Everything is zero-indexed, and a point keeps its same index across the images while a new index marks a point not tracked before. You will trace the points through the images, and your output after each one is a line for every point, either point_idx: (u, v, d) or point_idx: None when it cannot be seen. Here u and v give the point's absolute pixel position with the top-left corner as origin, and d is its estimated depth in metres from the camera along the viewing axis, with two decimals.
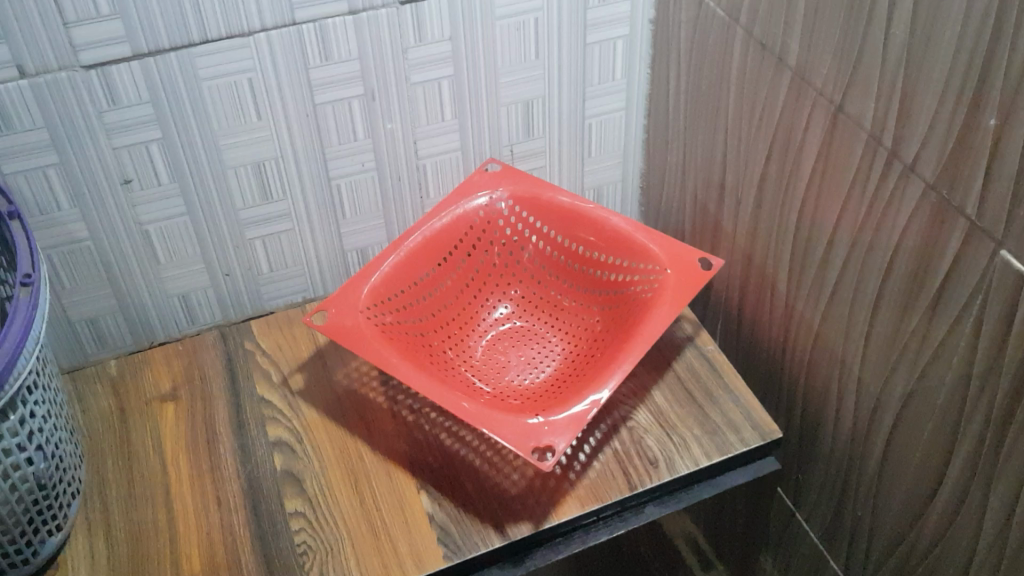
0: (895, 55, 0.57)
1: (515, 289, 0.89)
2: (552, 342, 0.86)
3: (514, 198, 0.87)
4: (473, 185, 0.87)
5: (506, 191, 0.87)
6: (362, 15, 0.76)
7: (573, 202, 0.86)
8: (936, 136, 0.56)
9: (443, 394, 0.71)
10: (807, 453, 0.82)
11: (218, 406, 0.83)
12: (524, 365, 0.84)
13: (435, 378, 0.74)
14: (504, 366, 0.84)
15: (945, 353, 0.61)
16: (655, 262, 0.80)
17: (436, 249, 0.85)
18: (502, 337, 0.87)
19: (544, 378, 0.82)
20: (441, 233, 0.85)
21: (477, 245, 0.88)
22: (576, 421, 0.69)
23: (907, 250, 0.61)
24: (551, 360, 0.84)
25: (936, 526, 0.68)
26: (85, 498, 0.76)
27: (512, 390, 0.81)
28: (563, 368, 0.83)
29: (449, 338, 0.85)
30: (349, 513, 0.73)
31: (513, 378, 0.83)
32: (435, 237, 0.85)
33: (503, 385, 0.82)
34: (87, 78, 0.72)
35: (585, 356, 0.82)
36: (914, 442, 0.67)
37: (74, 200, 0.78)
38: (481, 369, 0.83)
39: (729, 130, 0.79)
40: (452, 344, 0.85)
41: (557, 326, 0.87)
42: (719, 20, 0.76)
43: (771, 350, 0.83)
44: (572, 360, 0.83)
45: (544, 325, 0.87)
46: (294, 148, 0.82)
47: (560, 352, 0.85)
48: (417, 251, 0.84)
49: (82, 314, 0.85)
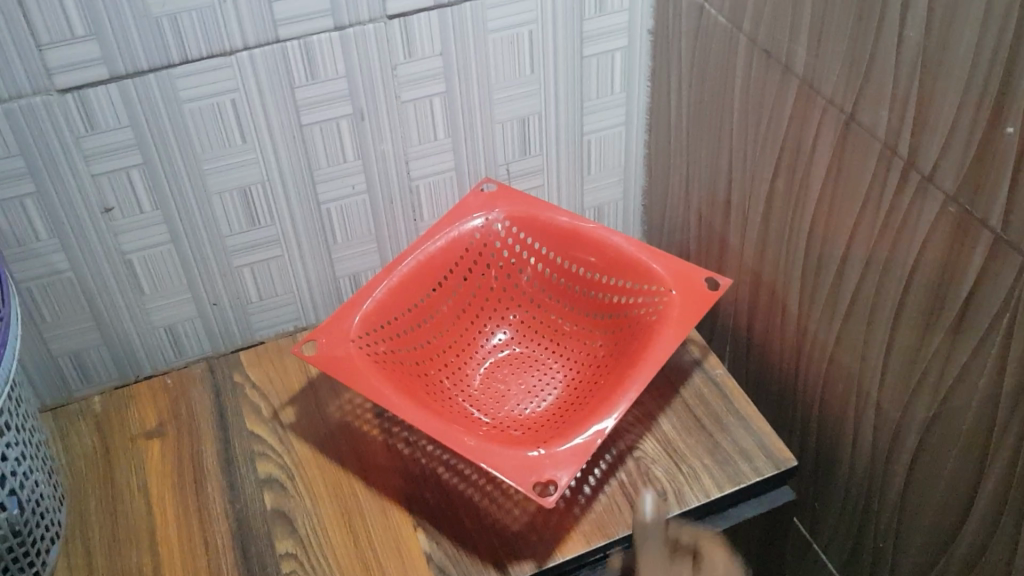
0: (909, 59, 0.54)
1: (513, 315, 0.86)
2: (554, 369, 0.82)
3: (511, 218, 0.84)
4: (468, 205, 0.84)
5: (502, 211, 0.84)
6: (349, 31, 0.73)
7: (573, 222, 0.82)
8: (956, 145, 0.53)
9: (440, 427, 0.68)
10: (823, 481, 0.78)
11: (206, 443, 0.79)
12: (526, 394, 0.80)
13: (432, 410, 0.71)
14: (504, 395, 0.80)
15: (971, 374, 0.57)
16: (659, 283, 0.77)
17: (431, 273, 0.82)
18: (501, 365, 0.83)
19: (546, 407, 0.79)
20: (436, 257, 0.82)
21: (474, 269, 0.84)
22: (580, 455, 0.65)
23: (927, 266, 0.58)
24: (552, 389, 0.81)
25: (964, 557, 0.64)
26: (66, 543, 0.72)
27: (515, 421, 0.77)
28: (565, 396, 0.79)
29: (446, 367, 0.81)
30: (344, 554, 0.70)
31: (514, 407, 0.79)
32: (429, 261, 0.82)
33: (503, 416, 0.78)
34: (62, 103, 0.68)
35: (588, 384, 0.79)
36: (939, 467, 0.63)
37: (52, 230, 0.75)
38: (481, 399, 0.80)
39: (734, 144, 0.76)
40: (448, 372, 0.81)
41: (558, 352, 0.84)
42: (721, 29, 0.73)
43: (783, 372, 0.80)
44: (574, 388, 0.80)
45: (545, 351, 0.84)
46: (281, 171, 0.79)
47: (562, 378, 0.81)
48: (411, 277, 0.81)
49: (64, 348, 0.82)
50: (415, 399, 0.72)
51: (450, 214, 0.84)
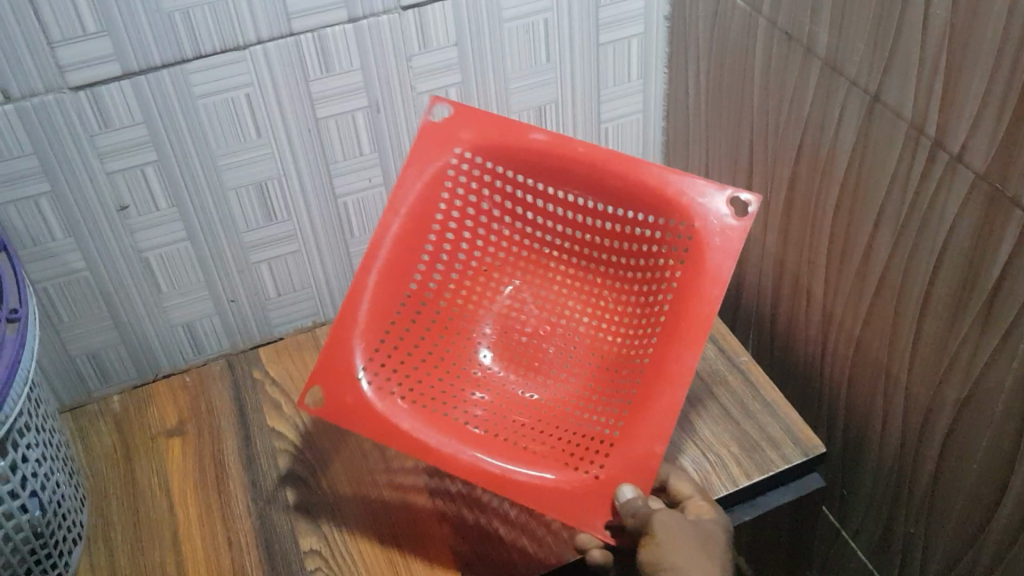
0: (936, 37, 0.53)
1: (510, 243, 0.77)
2: (575, 312, 0.76)
3: (478, 146, 0.71)
4: (434, 153, 0.71)
5: (466, 142, 0.71)
6: (363, 23, 0.72)
7: (552, 139, 0.70)
8: (986, 121, 0.52)
9: (490, 474, 0.64)
10: (852, 468, 0.77)
11: (227, 440, 0.79)
12: (556, 342, 0.77)
13: (465, 434, 0.68)
14: (532, 362, 0.76)
15: (1005, 355, 0.56)
16: (668, 217, 0.68)
17: (410, 251, 0.72)
18: (520, 305, 0.78)
19: (579, 372, 0.74)
20: (409, 229, 0.71)
21: (453, 221, 0.74)
22: (636, 467, 0.63)
23: (957, 246, 0.57)
24: (579, 332, 0.76)
25: (999, 542, 0.63)
26: (89, 544, 0.72)
27: (550, 387, 0.74)
28: (597, 353, 0.75)
29: (462, 339, 0.76)
30: (369, 550, 0.69)
31: (546, 376, 0.75)
32: (404, 238, 0.71)
33: (538, 393, 0.74)
34: (76, 101, 0.68)
35: (614, 331, 0.74)
36: (973, 451, 0.62)
37: (68, 229, 0.74)
38: (511, 359, 0.76)
39: (755, 129, 0.75)
40: (466, 344, 0.76)
41: (576, 289, 0.77)
42: (740, 12, 0.72)
43: (809, 359, 0.79)
44: (604, 337, 0.75)
45: (561, 288, 0.77)
46: (297, 165, 0.78)
47: (589, 325, 0.76)
48: (389, 260, 0.71)
49: (82, 348, 0.81)
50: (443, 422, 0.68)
51: (408, 167, 0.71)
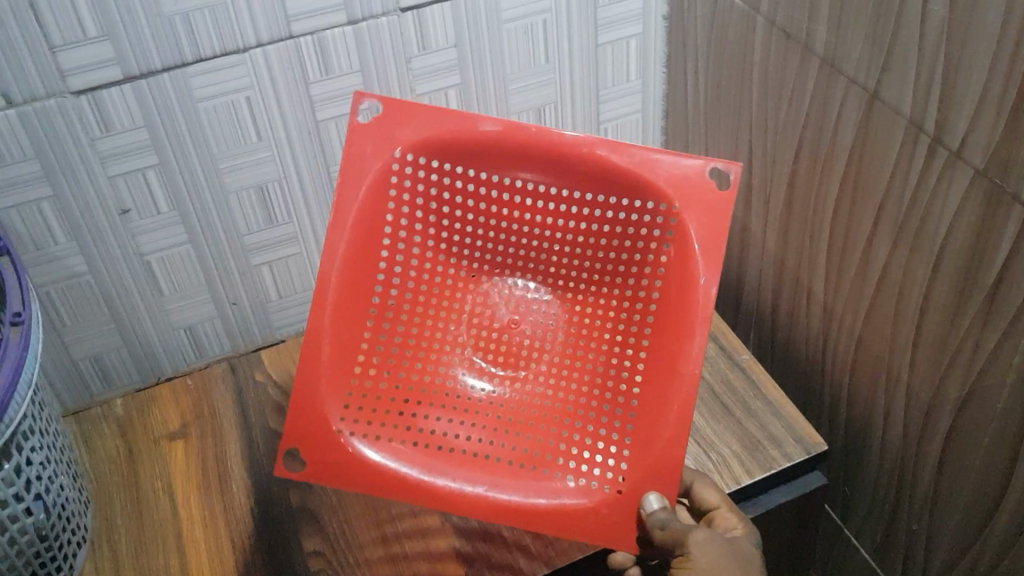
0: (935, 34, 0.53)
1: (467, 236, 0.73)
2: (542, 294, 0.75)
3: (418, 144, 0.67)
4: (375, 162, 0.66)
5: (404, 142, 0.66)
6: (362, 24, 0.73)
7: (504, 127, 0.66)
8: (985, 118, 0.52)
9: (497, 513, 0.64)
10: (854, 466, 0.77)
11: (230, 442, 0.79)
12: (533, 330, 0.74)
13: (471, 467, 0.67)
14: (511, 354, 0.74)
15: (1006, 351, 0.56)
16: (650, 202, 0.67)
17: (365, 283, 0.69)
18: (485, 298, 0.75)
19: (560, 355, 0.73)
20: (353, 251, 0.67)
21: (404, 231, 0.70)
22: (656, 473, 0.64)
23: (957, 243, 0.57)
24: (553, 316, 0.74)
25: (1002, 538, 0.63)
26: (94, 546, 0.72)
27: (535, 380, 0.73)
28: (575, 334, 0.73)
29: (429, 343, 0.73)
30: (373, 551, 0.69)
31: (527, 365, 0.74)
32: (352, 258, 0.67)
33: (519, 388, 0.72)
34: (77, 105, 0.68)
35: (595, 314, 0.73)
36: (974, 447, 0.62)
37: (70, 234, 0.74)
38: (492, 354, 0.74)
39: (754, 127, 0.75)
40: (435, 348, 0.73)
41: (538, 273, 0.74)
42: (739, 11, 0.72)
43: (810, 358, 0.79)
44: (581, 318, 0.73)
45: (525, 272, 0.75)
46: (297, 168, 0.79)
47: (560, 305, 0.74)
48: (343, 293, 0.67)
49: (85, 352, 0.81)
50: (450, 458, 0.68)
51: (348, 180, 0.66)
